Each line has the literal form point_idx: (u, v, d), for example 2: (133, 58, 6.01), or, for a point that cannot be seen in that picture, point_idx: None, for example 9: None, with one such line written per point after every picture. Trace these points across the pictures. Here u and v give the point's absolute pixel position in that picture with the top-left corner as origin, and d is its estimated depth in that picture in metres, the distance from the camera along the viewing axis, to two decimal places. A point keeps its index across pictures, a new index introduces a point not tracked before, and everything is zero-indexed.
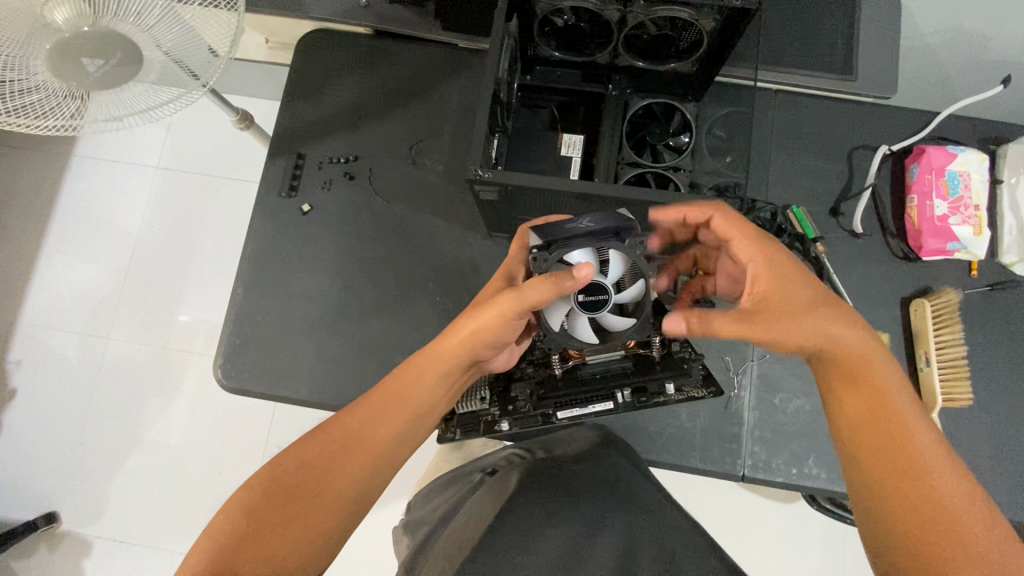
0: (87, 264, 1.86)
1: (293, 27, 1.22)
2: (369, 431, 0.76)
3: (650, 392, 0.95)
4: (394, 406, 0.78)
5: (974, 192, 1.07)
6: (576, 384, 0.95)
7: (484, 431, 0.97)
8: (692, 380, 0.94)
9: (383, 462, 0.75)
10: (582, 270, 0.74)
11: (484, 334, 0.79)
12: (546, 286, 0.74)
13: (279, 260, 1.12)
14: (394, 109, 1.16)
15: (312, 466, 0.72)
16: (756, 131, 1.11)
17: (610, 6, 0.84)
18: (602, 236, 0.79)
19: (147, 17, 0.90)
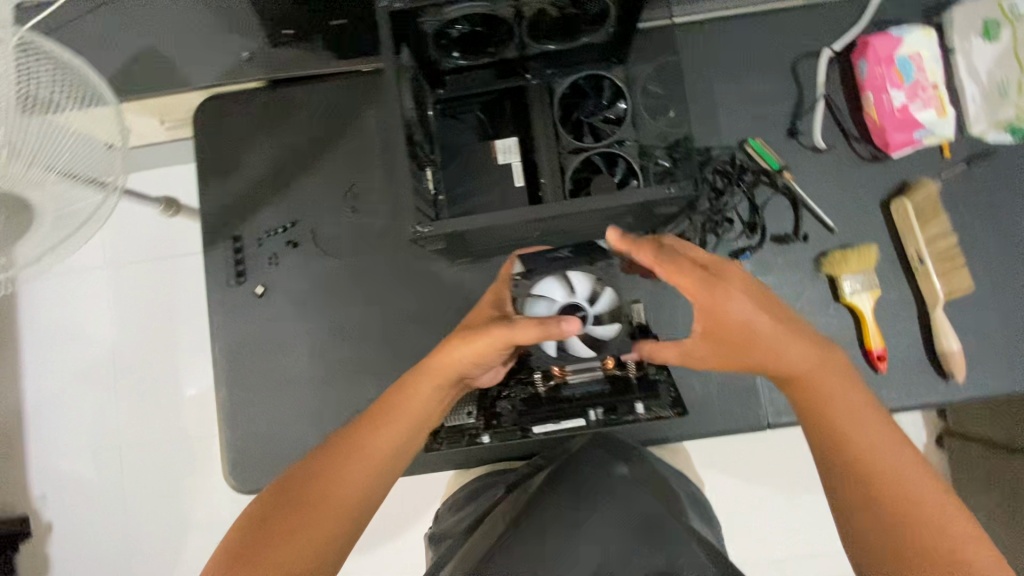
0: (74, 382, 1.81)
1: (184, 101, 1.13)
2: (370, 443, 0.78)
3: (619, 413, 0.93)
4: (392, 420, 0.80)
5: (930, 72, 1.01)
6: (554, 402, 0.95)
7: (465, 443, 0.96)
8: (660, 399, 0.93)
9: (383, 475, 0.77)
10: (570, 323, 0.76)
11: (471, 358, 0.81)
12: (533, 328, 0.76)
13: (254, 349, 1.07)
14: (317, 159, 1.08)
15: (317, 476, 0.74)
16: (692, 74, 1.05)
17: (503, 5, 0.76)
18: (576, 261, 0.89)
19: (21, 143, 0.78)
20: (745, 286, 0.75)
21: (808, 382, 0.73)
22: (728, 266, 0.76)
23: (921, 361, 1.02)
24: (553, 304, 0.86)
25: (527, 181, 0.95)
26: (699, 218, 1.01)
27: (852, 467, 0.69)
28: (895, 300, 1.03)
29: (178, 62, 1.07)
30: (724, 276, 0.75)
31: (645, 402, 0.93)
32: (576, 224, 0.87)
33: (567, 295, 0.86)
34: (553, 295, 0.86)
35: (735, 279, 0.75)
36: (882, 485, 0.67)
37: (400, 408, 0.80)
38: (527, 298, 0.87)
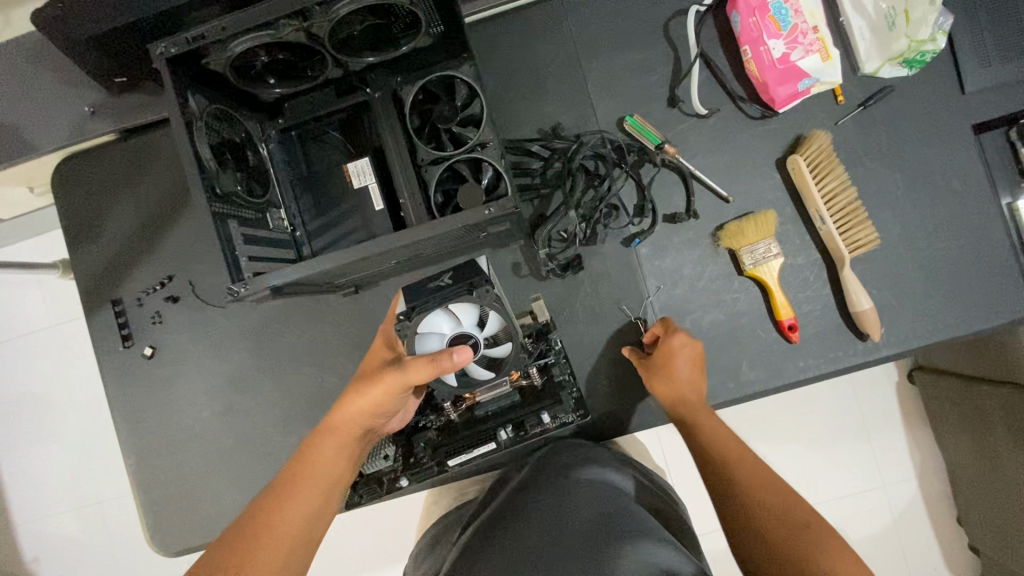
0: (47, 443, 1.77)
1: (40, 166, 1.08)
2: (279, 520, 0.71)
3: (529, 426, 0.89)
4: (302, 484, 0.74)
5: (809, 14, 0.92)
6: (468, 424, 0.91)
7: (384, 491, 0.88)
8: (565, 405, 0.89)
9: (300, 545, 0.71)
10: (462, 353, 0.72)
11: (371, 408, 0.76)
12: (426, 366, 0.71)
13: (156, 411, 1.04)
14: (184, 207, 1.04)
15: (226, 563, 0.66)
16: (556, 54, 0.97)
17: (286, 30, 0.68)
18: (456, 289, 0.76)
19: None
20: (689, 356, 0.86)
21: (728, 449, 0.78)
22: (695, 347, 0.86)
23: (837, 324, 0.97)
24: (442, 338, 0.77)
25: (388, 203, 0.90)
26: (579, 212, 0.94)
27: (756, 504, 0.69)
28: (803, 264, 0.97)
29: (15, 127, 1.01)
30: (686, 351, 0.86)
31: (552, 411, 0.89)
32: (433, 246, 0.81)
33: (454, 326, 0.77)
34: (441, 328, 0.77)
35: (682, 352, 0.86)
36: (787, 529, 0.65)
37: (307, 477, 0.75)
38: (411, 338, 0.76)
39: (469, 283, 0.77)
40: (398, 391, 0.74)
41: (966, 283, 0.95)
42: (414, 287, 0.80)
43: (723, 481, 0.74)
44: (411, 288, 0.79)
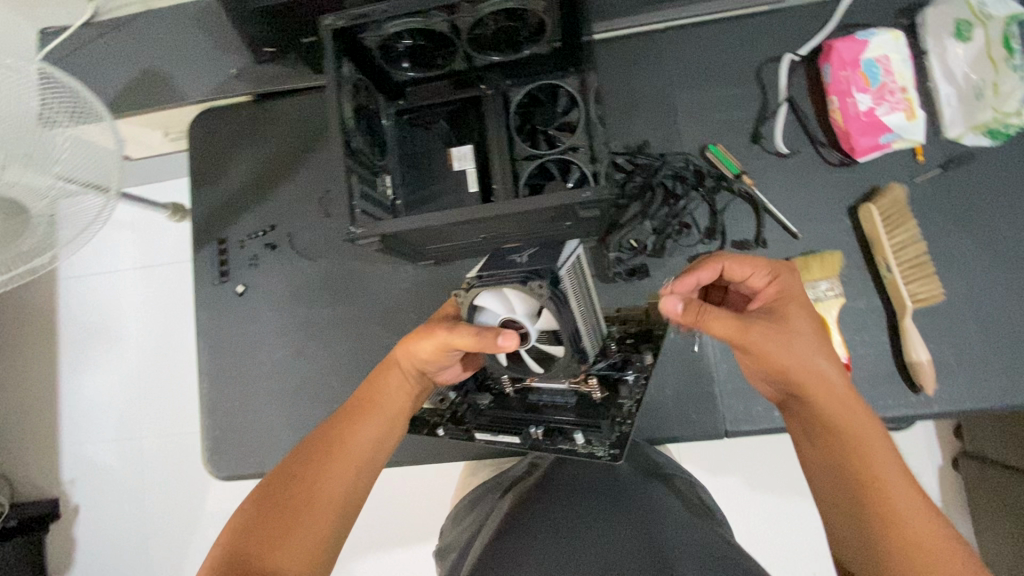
0: (106, 369, 1.85)
1: (180, 115, 1.23)
2: (348, 441, 0.77)
3: (558, 437, 0.80)
4: (367, 414, 0.80)
5: (898, 75, 0.98)
6: (516, 407, 0.85)
7: (424, 433, 0.86)
8: (603, 434, 0.78)
9: (365, 469, 0.77)
10: (508, 338, 0.68)
11: (425, 357, 0.79)
12: (470, 337, 0.70)
13: (235, 345, 1.15)
14: (296, 167, 1.16)
15: (298, 477, 0.73)
16: (652, 81, 1.06)
17: (435, 19, 0.83)
18: (517, 274, 0.70)
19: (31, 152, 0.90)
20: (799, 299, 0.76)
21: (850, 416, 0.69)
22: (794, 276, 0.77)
23: (890, 373, 0.98)
24: (495, 317, 0.72)
25: (481, 188, 0.98)
26: (652, 224, 1.02)
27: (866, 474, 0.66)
28: (863, 309, 1.00)
29: (171, 79, 1.16)
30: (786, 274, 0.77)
31: (588, 435, 0.79)
32: (518, 230, 0.92)
33: (506, 311, 0.71)
34: (494, 309, 0.72)
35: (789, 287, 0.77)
36: (897, 505, 0.63)
37: (371, 407, 0.81)
38: (465, 304, 0.73)
39: (532, 270, 0.70)
40: (446, 349, 0.76)
41: None
42: (496, 255, 0.76)
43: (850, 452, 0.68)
44: (494, 253, 0.76)
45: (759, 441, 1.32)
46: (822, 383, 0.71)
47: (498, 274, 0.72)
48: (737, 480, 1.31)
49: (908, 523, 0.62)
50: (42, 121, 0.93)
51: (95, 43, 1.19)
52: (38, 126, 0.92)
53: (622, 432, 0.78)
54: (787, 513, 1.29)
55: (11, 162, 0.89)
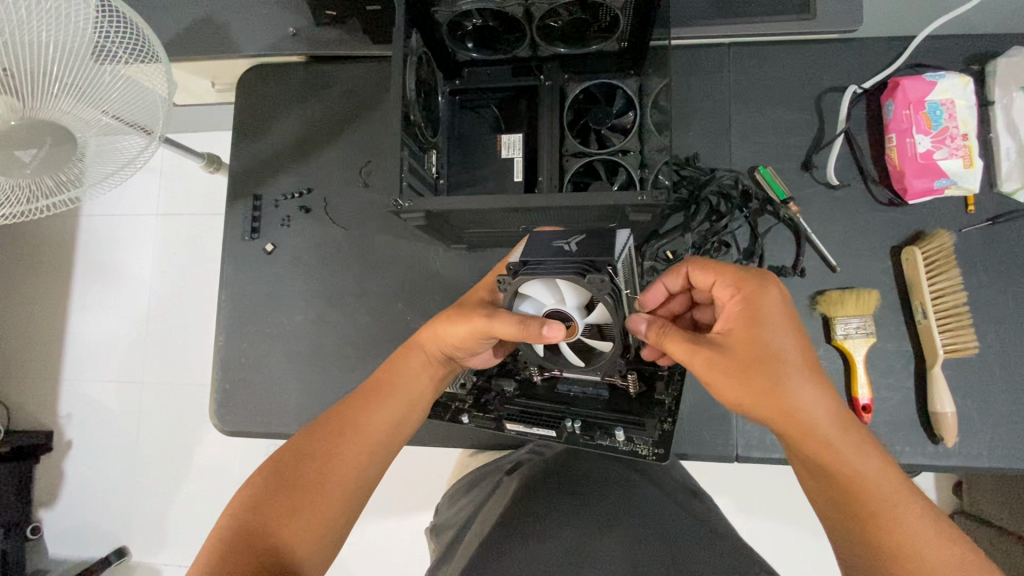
0: (116, 312, 1.86)
1: (230, 67, 1.22)
2: (364, 423, 0.77)
3: (596, 433, 0.81)
4: (385, 397, 0.79)
5: (962, 121, 0.96)
6: (548, 397, 0.86)
7: (446, 418, 0.87)
8: (645, 432, 0.79)
9: (378, 452, 0.76)
10: (554, 329, 0.66)
11: (455, 340, 0.78)
12: (512, 326, 0.68)
13: (255, 301, 1.14)
14: (340, 135, 1.15)
15: (310, 456, 0.72)
16: (709, 95, 1.05)
17: (510, 3, 0.84)
18: (573, 264, 0.66)
19: (83, 84, 0.90)
20: (780, 312, 0.69)
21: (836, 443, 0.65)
22: (770, 283, 0.71)
23: (910, 419, 0.97)
24: (540, 306, 0.71)
25: (525, 178, 0.97)
26: (692, 237, 0.99)
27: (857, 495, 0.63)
28: (892, 351, 0.99)
29: (227, 29, 1.15)
30: (759, 285, 0.71)
31: (628, 432, 0.80)
32: (559, 224, 0.91)
33: (555, 302, 0.70)
34: (541, 298, 0.70)
35: (767, 298, 0.70)
36: (896, 526, 0.61)
37: (391, 388, 0.80)
38: (511, 293, 0.70)
39: (587, 262, 0.66)
40: (480, 332, 0.74)
41: None
42: (537, 239, 0.72)
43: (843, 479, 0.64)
44: (532, 238, 0.72)
45: (759, 468, 1.31)
46: (800, 405, 0.66)
47: (546, 262, 0.68)
48: (728, 501, 1.31)
49: (911, 538, 0.61)
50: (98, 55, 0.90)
51: None
52: (92, 60, 0.89)
53: (664, 430, 0.79)
54: (778, 544, 1.29)
55: (64, 92, 0.88)
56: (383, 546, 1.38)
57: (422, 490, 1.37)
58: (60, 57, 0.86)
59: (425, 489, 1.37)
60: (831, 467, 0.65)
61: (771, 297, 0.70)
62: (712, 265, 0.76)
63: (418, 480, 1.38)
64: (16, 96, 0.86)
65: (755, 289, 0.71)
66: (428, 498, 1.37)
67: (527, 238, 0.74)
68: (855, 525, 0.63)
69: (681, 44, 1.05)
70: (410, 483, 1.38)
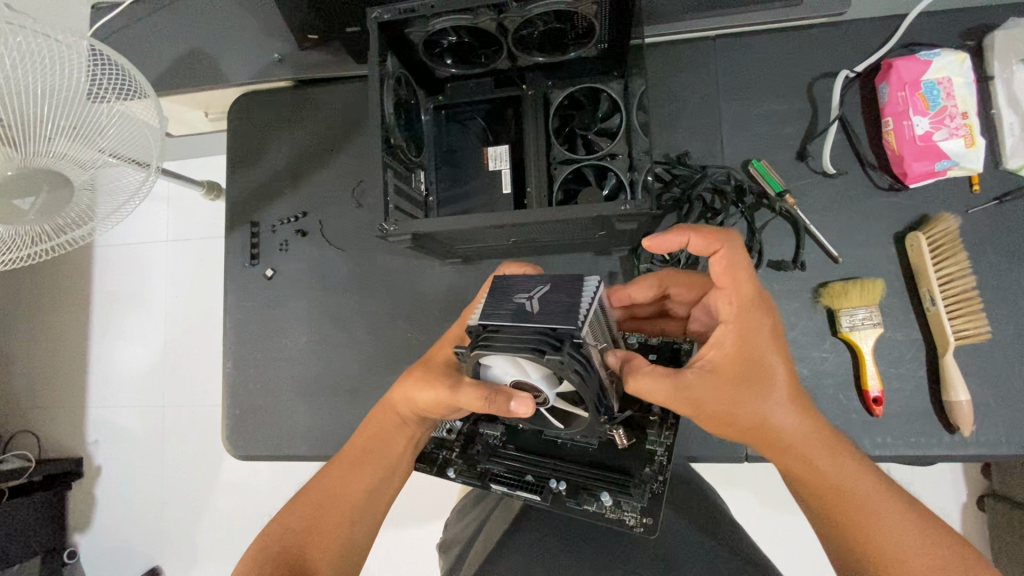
0: (133, 340, 1.90)
1: (222, 96, 1.24)
2: (344, 491, 0.79)
3: (583, 496, 0.76)
4: (362, 462, 0.81)
5: (960, 99, 0.93)
6: (536, 448, 0.81)
7: (433, 472, 0.83)
8: (633, 497, 0.74)
9: (361, 518, 0.78)
10: (521, 405, 0.63)
11: (423, 405, 0.76)
12: (477, 400, 0.66)
13: (259, 326, 1.16)
14: (331, 156, 1.16)
15: (294, 531, 0.76)
16: (698, 90, 1.03)
17: (483, 18, 0.83)
18: (533, 339, 0.60)
19: (75, 126, 0.92)
20: (768, 337, 0.69)
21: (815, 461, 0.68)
22: (760, 307, 0.70)
23: (925, 409, 0.94)
24: (507, 375, 0.65)
25: (514, 189, 0.96)
26: None
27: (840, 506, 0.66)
28: (901, 341, 0.96)
29: (216, 60, 1.17)
30: (751, 309, 0.69)
31: (616, 495, 0.75)
32: (549, 235, 0.91)
33: (519, 375, 0.64)
34: (505, 370, 0.64)
35: (755, 323, 0.69)
36: (878, 535, 0.64)
37: (369, 454, 0.81)
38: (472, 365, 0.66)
39: (547, 333, 0.60)
40: (444, 404, 0.73)
41: None
42: (499, 295, 0.67)
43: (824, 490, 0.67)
44: (494, 290, 0.67)
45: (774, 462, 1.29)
46: (784, 430, 0.68)
47: (504, 331, 0.63)
48: (746, 496, 1.29)
49: (896, 543, 0.63)
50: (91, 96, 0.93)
51: (145, 21, 1.21)
52: (87, 100, 0.92)
53: (654, 495, 0.74)
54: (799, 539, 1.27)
55: (58, 134, 0.91)
56: (402, 558, 1.39)
57: (437, 500, 1.39)
58: (52, 100, 0.89)
59: (441, 500, 1.38)
60: (813, 482, 0.68)
61: (761, 323, 0.69)
62: (727, 271, 0.69)
63: (435, 491, 1.39)
64: (12, 145, 0.87)
65: (746, 313, 0.69)
66: (446, 508, 1.38)
67: (490, 287, 0.69)
68: (837, 537, 0.67)
69: (666, 41, 1.04)
70: (427, 494, 1.39)
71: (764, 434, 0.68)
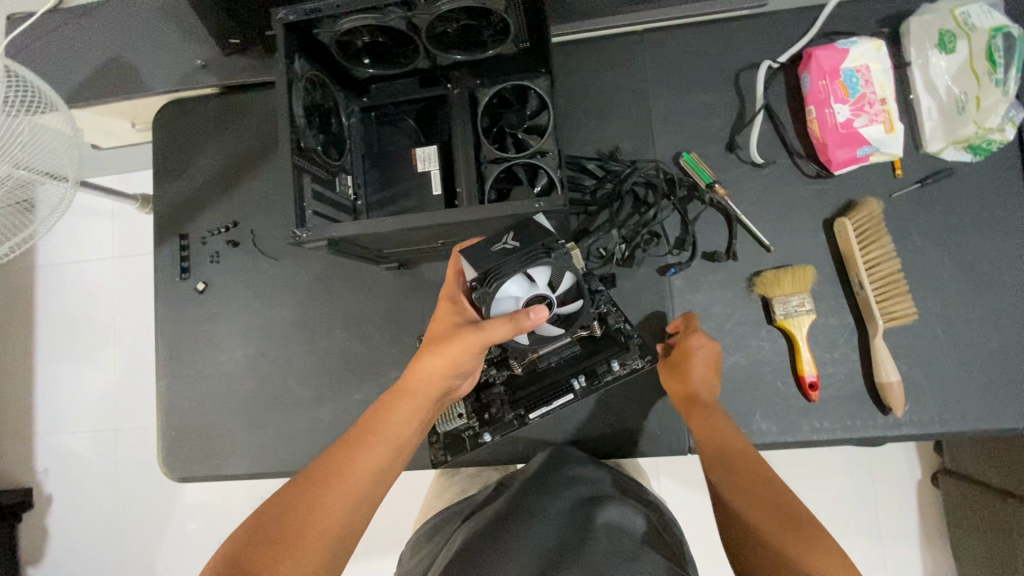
0: (78, 362, 1.82)
1: (147, 106, 1.19)
2: (352, 467, 0.68)
3: (601, 374, 0.90)
4: (373, 438, 0.71)
5: (879, 86, 0.95)
6: (533, 379, 0.92)
7: (469, 446, 0.92)
8: (632, 351, 0.89)
9: (367, 498, 0.68)
10: (538, 310, 0.69)
11: (448, 365, 0.74)
12: (506, 325, 0.70)
13: (194, 341, 1.12)
14: (261, 164, 1.13)
15: (292, 508, 0.64)
16: (627, 84, 1.03)
17: (393, 15, 0.81)
18: (530, 251, 0.74)
19: None
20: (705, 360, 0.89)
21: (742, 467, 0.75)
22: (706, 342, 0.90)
23: (860, 392, 0.95)
24: (517, 300, 0.74)
25: (444, 190, 0.95)
26: (620, 233, 0.98)
27: (764, 504, 0.69)
28: (834, 325, 0.97)
29: (136, 67, 1.13)
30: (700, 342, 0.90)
31: (622, 358, 0.90)
32: (478, 235, 0.90)
33: (528, 290, 0.74)
34: (515, 291, 0.73)
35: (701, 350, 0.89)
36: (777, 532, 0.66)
37: (382, 427, 0.72)
38: (486, 298, 0.73)
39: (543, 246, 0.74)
40: (477, 351, 0.73)
41: (999, 378, 0.93)
42: (475, 251, 0.77)
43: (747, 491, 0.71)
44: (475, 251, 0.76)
45: None
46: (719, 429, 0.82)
47: (503, 264, 0.74)
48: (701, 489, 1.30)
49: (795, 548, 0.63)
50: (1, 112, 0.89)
51: (58, 31, 1.16)
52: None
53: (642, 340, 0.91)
54: None
55: None
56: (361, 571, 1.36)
57: (393, 511, 1.36)
58: None
59: (398, 510, 1.36)
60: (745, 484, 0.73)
61: (704, 354, 0.89)
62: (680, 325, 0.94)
63: (391, 501, 1.36)
64: None
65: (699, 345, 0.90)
66: (404, 519, 1.35)
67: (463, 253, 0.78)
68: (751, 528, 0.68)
69: (594, 36, 1.04)
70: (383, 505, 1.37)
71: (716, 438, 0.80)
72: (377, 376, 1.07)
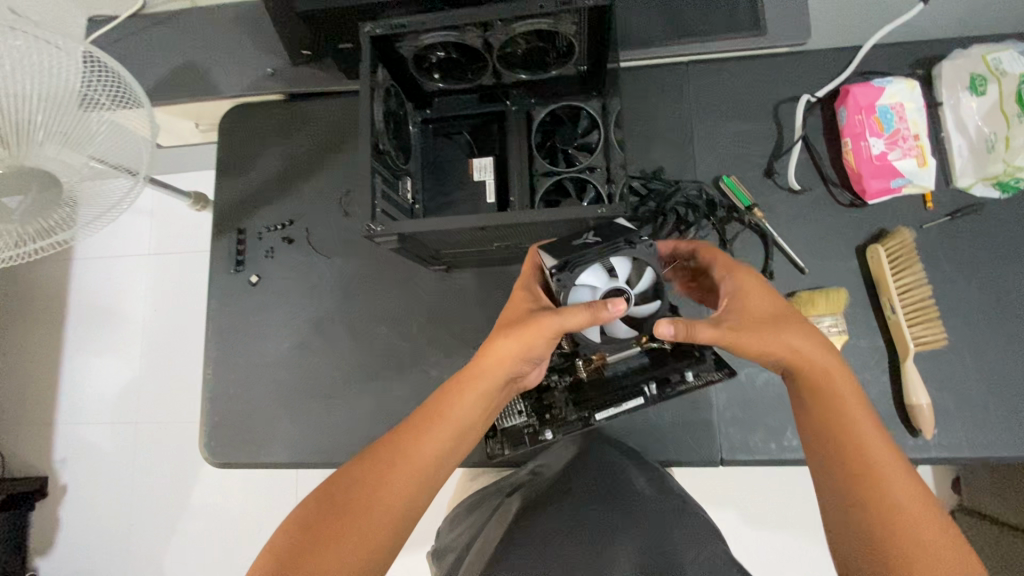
0: (108, 353, 1.87)
1: (213, 108, 1.27)
2: (416, 450, 0.73)
3: (673, 382, 0.92)
4: (436, 423, 0.76)
5: (912, 122, 1.00)
6: (601, 384, 0.95)
7: (528, 443, 0.93)
8: (704, 363, 0.91)
9: (427, 480, 0.72)
10: (617, 303, 0.74)
11: (516, 353, 0.77)
12: (583, 313, 0.74)
13: (242, 331, 1.17)
14: (320, 167, 1.19)
15: (359, 481, 0.69)
16: (672, 110, 1.09)
17: (469, 34, 0.88)
18: (613, 243, 0.80)
19: (66, 131, 0.94)
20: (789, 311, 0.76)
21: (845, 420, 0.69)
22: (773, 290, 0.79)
23: (889, 413, 0.98)
24: (595, 291, 0.80)
25: (498, 199, 1.00)
26: None
27: (865, 461, 0.66)
28: (865, 348, 1.01)
29: (209, 72, 1.20)
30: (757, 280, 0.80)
31: (694, 368, 0.92)
32: (530, 239, 0.95)
33: (608, 281, 0.80)
34: (595, 282, 0.80)
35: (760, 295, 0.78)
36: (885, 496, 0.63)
37: (447, 410, 0.76)
38: (567, 287, 0.79)
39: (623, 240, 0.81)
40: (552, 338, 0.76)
41: None
42: (557, 244, 0.83)
43: (857, 455, 0.66)
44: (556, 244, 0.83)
45: (749, 473, 1.32)
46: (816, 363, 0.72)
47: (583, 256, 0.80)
48: (722, 507, 1.31)
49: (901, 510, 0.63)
50: (86, 102, 0.94)
51: (139, 35, 1.24)
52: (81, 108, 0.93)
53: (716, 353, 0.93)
54: (772, 550, 1.29)
55: (49, 139, 0.93)
56: None
57: None
58: (47, 103, 0.91)
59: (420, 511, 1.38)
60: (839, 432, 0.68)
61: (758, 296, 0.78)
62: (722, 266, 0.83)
63: None
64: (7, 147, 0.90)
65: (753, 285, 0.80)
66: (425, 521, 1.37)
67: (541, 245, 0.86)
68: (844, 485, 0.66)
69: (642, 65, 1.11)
70: None
71: (807, 370, 0.72)
72: (417, 374, 1.10)
